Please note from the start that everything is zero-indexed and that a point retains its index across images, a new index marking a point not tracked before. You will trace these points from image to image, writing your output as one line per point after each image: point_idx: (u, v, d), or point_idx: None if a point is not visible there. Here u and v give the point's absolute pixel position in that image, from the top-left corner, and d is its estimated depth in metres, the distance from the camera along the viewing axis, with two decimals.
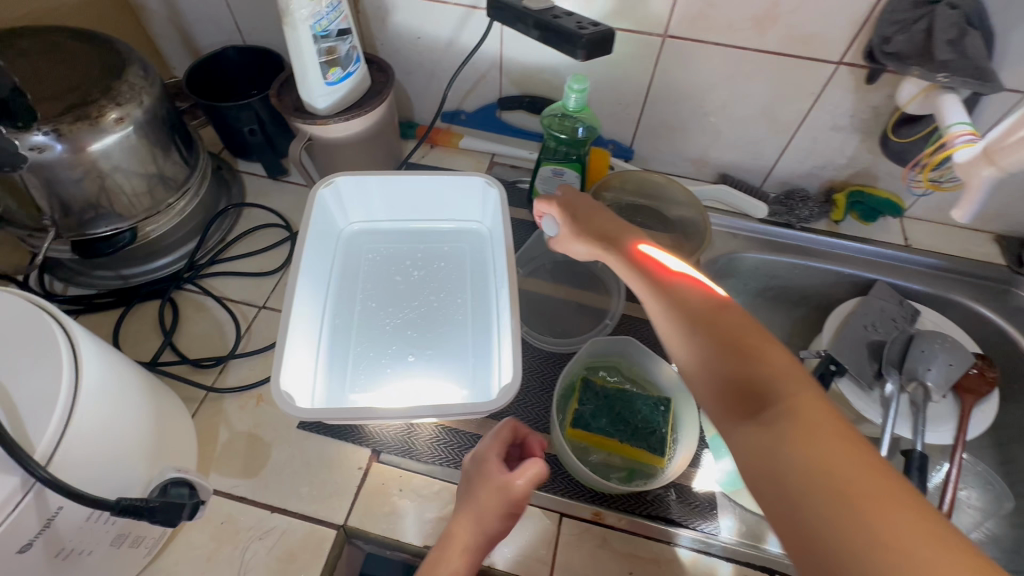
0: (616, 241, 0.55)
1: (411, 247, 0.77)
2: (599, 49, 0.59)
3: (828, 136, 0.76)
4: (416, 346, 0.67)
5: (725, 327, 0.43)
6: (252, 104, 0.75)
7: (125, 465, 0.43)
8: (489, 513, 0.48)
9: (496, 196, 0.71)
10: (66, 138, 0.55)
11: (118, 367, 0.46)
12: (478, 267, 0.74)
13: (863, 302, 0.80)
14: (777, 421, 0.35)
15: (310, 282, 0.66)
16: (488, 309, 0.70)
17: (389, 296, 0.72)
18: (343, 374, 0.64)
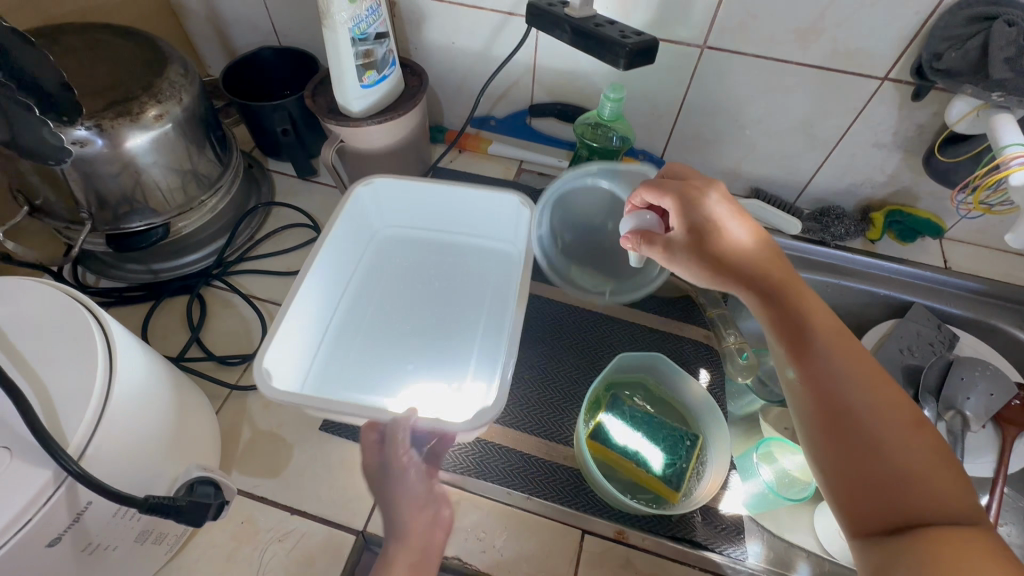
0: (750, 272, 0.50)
1: (439, 258, 0.76)
2: (640, 58, 0.58)
3: (868, 153, 0.74)
4: (422, 355, 0.67)
5: (882, 411, 0.41)
6: (286, 104, 0.75)
7: (154, 460, 0.43)
8: (384, 489, 0.46)
9: (529, 219, 0.69)
10: (107, 134, 0.56)
11: (150, 363, 0.46)
12: (505, 287, 0.73)
13: (898, 324, 0.77)
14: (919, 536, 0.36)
15: (326, 280, 0.67)
16: (504, 328, 0.69)
17: (405, 301, 0.72)
18: (334, 375, 0.65)
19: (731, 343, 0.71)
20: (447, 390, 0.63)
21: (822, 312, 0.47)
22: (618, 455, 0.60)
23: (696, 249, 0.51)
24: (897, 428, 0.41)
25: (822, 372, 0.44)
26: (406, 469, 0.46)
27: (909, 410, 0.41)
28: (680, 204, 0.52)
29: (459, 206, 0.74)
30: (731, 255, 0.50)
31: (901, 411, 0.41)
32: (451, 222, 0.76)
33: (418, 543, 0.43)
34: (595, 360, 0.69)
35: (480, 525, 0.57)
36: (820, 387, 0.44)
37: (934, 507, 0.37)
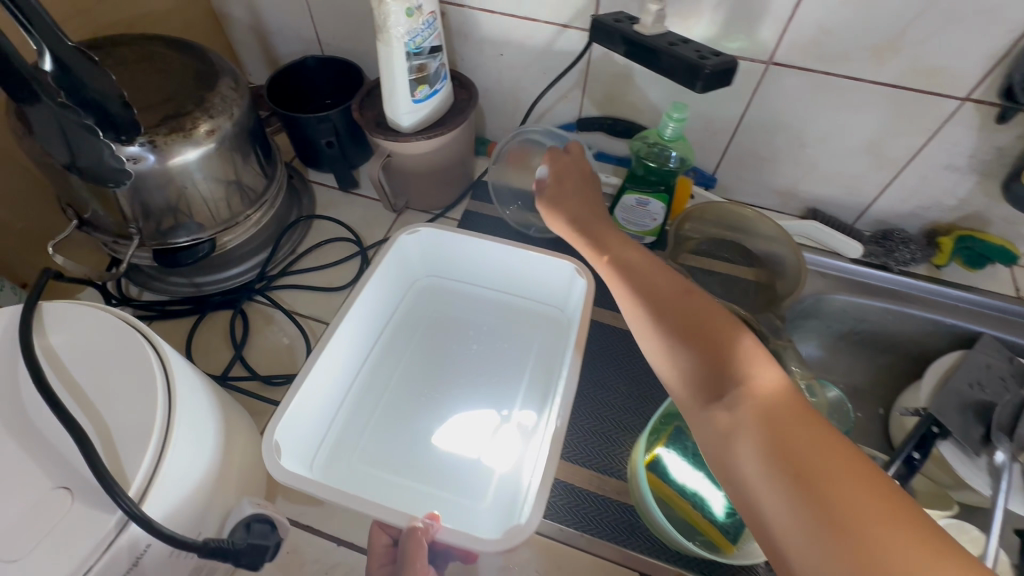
0: (589, 229, 0.62)
1: (477, 317, 0.72)
2: (717, 79, 0.57)
3: (939, 175, 0.70)
4: (452, 434, 0.63)
5: (683, 310, 0.49)
6: (331, 116, 0.74)
7: (211, 495, 0.42)
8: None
9: (582, 288, 0.64)
10: (160, 150, 0.55)
11: (205, 393, 0.44)
12: (553, 351, 0.69)
13: (965, 356, 0.73)
14: (735, 399, 0.41)
15: (350, 344, 0.63)
16: (546, 399, 0.65)
17: (436, 364, 0.68)
18: (355, 445, 0.62)
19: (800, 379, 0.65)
20: (494, 456, 0.61)
21: (629, 246, 0.58)
22: (672, 490, 0.58)
23: (563, 219, 0.64)
24: (696, 316, 0.48)
25: (637, 294, 0.52)
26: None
27: (697, 299, 0.50)
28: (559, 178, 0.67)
29: (504, 265, 0.69)
30: (580, 221, 0.63)
31: (695, 304, 0.49)
32: (489, 276, 0.72)
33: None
34: (646, 390, 0.66)
35: (529, 563, 0.55)
36: (644, 313, 0.50)
37: (742, 370, 0.43)
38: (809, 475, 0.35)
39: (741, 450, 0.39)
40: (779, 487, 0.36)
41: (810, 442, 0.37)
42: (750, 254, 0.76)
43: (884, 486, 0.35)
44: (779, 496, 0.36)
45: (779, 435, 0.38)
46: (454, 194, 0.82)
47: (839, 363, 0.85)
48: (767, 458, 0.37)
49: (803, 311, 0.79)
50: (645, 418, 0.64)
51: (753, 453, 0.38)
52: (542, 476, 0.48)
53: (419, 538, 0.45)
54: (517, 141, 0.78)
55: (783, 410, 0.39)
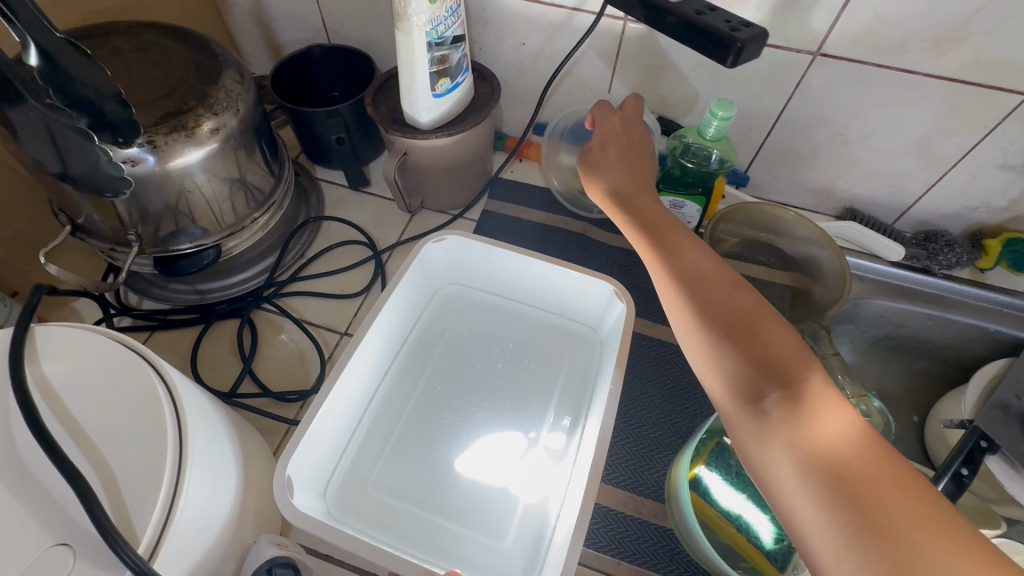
0: (620, 193, 0.55)
1: (502, 334, 0.68)
2: (750, 52, 0.52)
3: (990, 175, 0.66)
4: (478, 460, 0.59)
5: (717, 292, 0.43)
6: (341, 111, 0.69)
7: (228, 536, 0.38)
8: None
9: (620, 311, 0.60)
10: (160, 151, 0.50)
11: (219, 424, 0.40)
12: (584, 369, 0.65)
13: (1013, 364, 0.69)
14: (773, 399, 0.37)
15: (367, 364, 0.59)
16: (577, 421, 0.61)
17: (458, 382, 0.65)
18: (369, 472, 0.58)
19: (850, 395, 0.60)
20: (523, 485, 0.58)
21: (659, 214, 0.52)
22: (717, 514, 0.54)
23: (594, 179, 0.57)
24: (731, 300, 0.42)
25: (666, 269, 0.46)
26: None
27: (733, 280, 0.44)
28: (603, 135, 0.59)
29: (534, 279, 0.65)
30: (612, 183, 0.56)
31: (729, 285, 0.44)
32: (515, 288, 0.68)
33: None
34: (681, 405, 0.63)
35: None
36: (677, 283, 0.45)
37: (784, 366, 0.38)
38: (849, 485, 0.32)
39: (779, 457, 0.35)
40: (814, 494, 0.33)
41: (859, 455, 0.33)
42: (785, 257, 0.72)
43: (937, 506, 0.31)
44: (813, 503, 0.33)
45: (822, 441, 0.34)
46: (472, 193, 0.77)
47: (871, 369, 0.81)
48: (806, 463, 0.34)
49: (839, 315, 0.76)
50: (683, 436, 0.61)
51: (794, 462, 0.34)
52: (577, 515, 0.45)
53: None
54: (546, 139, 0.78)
55: (828, 415, 0.35)
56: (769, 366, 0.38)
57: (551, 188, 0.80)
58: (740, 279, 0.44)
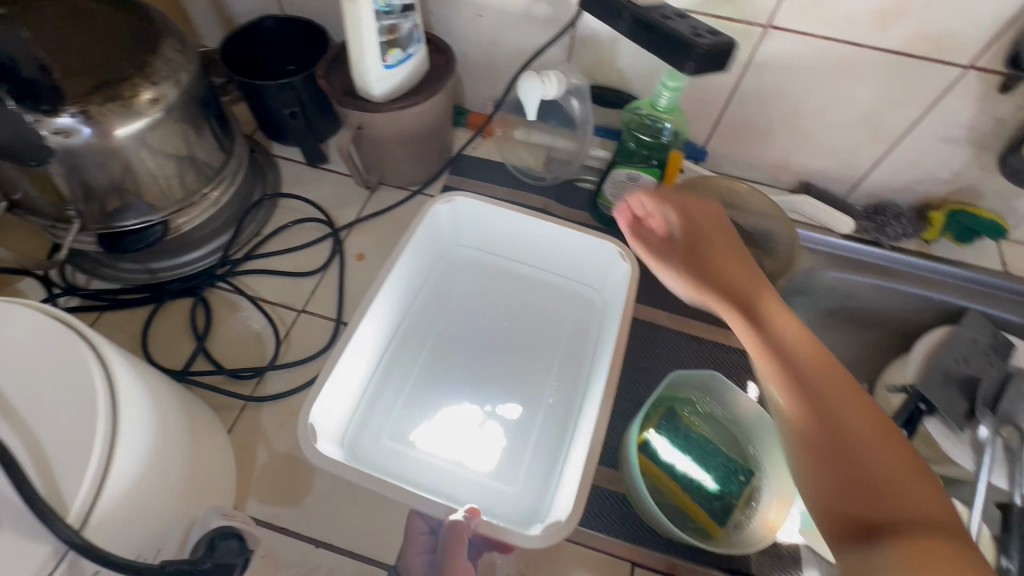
0: (722, 282, 0.47)
1: (510, 292, 0.70)
2: (710, 63, 0.53)
3: (936, 149, 0.68)
4: (450, 427, 0.61)
5: (845, 417, 0.39)
6: (295, 84, 0.68)
7: (169, 508, 0.38)
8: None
9: (625, 273, 0.62)
10: (94, 122, 0.49)
11: (159, 399, 0.40)
12: (583, 332, 0.67)
13: (952, 332, 0.73)
14: (888, 547, 0.34)
15: (381, 321, 0.61)
16: (579, 380, 0.64)
17: (467, 341, 0.66)
18: (380, 427, 0.60)
19: None
20: (476, 458, 0.59)
21: (791, 320, 0.44)
22: (661, 471, 0.57)
23: (680, 259, 0.50)
24: (868, 435, 0.38)
25: (789, 381, 0.42)
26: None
27: (869, 407, 0.40)
28: (690, 219, 0.51)
29: (538, 240, 0.66)
30: (713, 266, 0.49)
31: (869, 416, 0.39)
32: (522, 250, 0.69)
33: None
34: (636, 376, 0.64)
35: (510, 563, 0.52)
36: (797, 401, 0.41)
37: (911, 515, 0.35)
38: None
39: None
40: None
41: None
42: (740, 231, 0.74)
43: None
44: None
45: None
46: (432, 169, 0.77)
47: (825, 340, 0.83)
48: None
49: (793, 288, 0.78)
50: (639, 404, 0.62)
51: None
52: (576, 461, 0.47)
53: (459, 534, 0.42)
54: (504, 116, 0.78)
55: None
56: (864, 459, 0.37)
57: (503, 163, 0.81)
58: (878, 411, 0.40)
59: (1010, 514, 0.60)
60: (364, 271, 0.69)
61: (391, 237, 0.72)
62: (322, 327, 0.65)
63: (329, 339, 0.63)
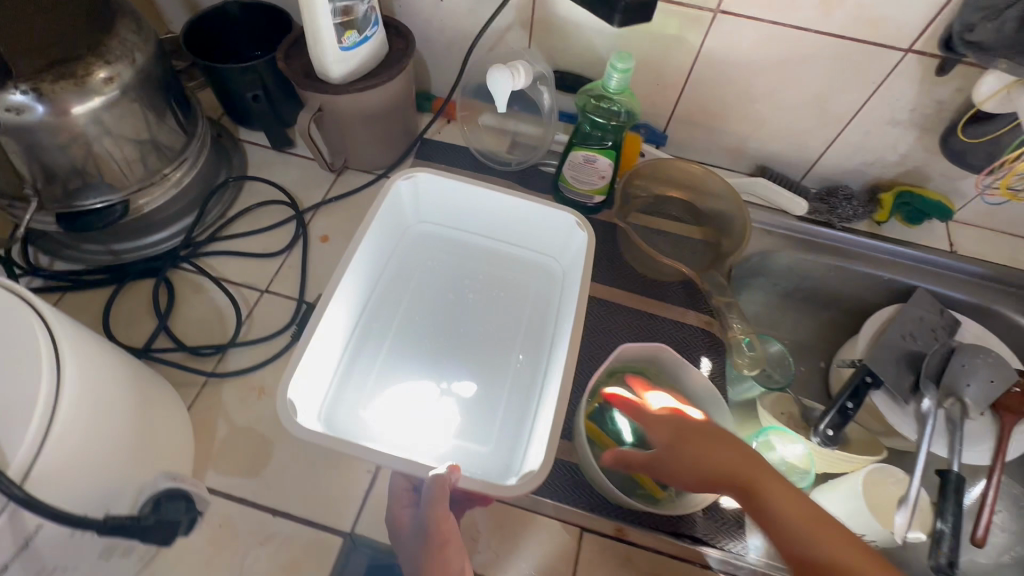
0: (719, 475, 0.46)
1: (474, 267, 0.73)
2: (636, 15, 0.60)
3: (883, 131, 0.70)
4: (421, 398, 0.63)
5: None
6: (256, 67, 0.68)
7: (115, 470, 0.39)
8: (419, 555, 0.45)
9: (582, 241, 0.65)
10: (48, 100, 0.49)
11: (105, 367, 0.41)
12: (545, 300, 0.71)
13: (901, 309, 0.75)
14: None
15: (351, 294, 0.63)
16: (542, 346, 0.67)
17: (436, 313, 0.69)
18: (358, 398, 0.62)
19: (739, 333, 0.66)
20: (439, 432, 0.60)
21: (792, 501, 0.44)
22: (611, 440, 0.59)
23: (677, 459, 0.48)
24: None
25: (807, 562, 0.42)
26: (447, 541, 0.45)
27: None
28: (673, 425, 0.50)
29: (500, 213, 0.69)
30: (704, 452, 0.47)
31: None
32: (484, 224, 0.72)
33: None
34: (592, 352, 0.66)
35: (477, 524, 0.54)
36: None
37: None
38: None
39: None
40: None
41: None
42: (697, 212, 0.76)
43: None
44: None
45: None
46: (396, 153, 0.78)
47: (784, 320, 0.86)
48: None
49: (750, 269, 0.80)
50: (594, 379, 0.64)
51: None
52: None
53: (440, 484, 0.45)
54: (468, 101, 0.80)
55: None
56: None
57: (467, 148, 0.82)
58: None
59: (946, 481, 0.63)
60: (328, 252, 0.71)
61: (355, 219, 0.73)
62: (284, 306, 0.66)
63: (291, 317, 0.64)
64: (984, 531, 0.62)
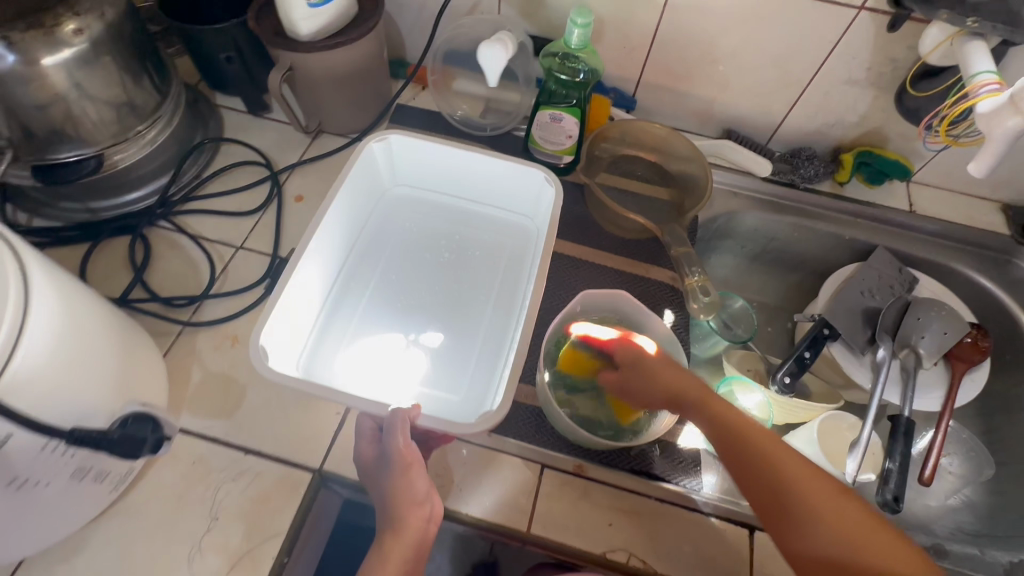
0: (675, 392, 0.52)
1: (451, 228, 0.73)
2: None
3: (841, 91, 0.72)
4: (394, 350, 0.64)
5: (812, 485, 0.44)
6: (229, 28, 0.70)
7: (84, 391, 0.42)
8: (387, 480, 0.47)
9: (552, 197, 0.65)
10: (18, 48, 0.51)
11: (72, 296, 0.43)
12: (519, 259, 0.71)
13: (862, 266, 0.77)
14: None
15: (327, 251, 0.64)
16: (515, 302, 0.68)
17: (412, 272, 0.70)
18: (335, 350, 0.63)
19: (695, 280, 0.67)
20: (407, 379, 0.62)
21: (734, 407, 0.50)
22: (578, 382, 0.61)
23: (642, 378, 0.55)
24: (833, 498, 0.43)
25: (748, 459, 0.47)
26: (412, 464, 0.47)
27: (825, 477, 0.45)
28: (637, 352, 0.57)
29: (474, 172, 0.70)
30: (665, 372, 0.53)
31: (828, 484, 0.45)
32: (460, 185, 0.73)
33: (412, 538, 0.45)
34: (560, 305, 0.68)
35: (449, 458, 0.56)
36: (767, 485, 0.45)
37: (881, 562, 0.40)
38: None
39: None
40: None
41: None
42: (665, 172, 0.78)
43: None
44: None
45: None
46: (370, 116, 0.79)
47: (753, 281, 0.89)
48: None
49: (718, 231, 0.82)
50: None
51: None
52: None
53: (401, 417, 0.47)
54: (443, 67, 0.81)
55: None
56: (819, 522, 0.43)
57: (441, 112, 0.84)
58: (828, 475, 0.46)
59: (897, 424, 0.66)
60: (302, 210, 0.72)
61: (329, 179, 0.75)
62: (259, 262, 0.67)
63: (265, 271, 0.66)
64: (931, 471, 0.64)
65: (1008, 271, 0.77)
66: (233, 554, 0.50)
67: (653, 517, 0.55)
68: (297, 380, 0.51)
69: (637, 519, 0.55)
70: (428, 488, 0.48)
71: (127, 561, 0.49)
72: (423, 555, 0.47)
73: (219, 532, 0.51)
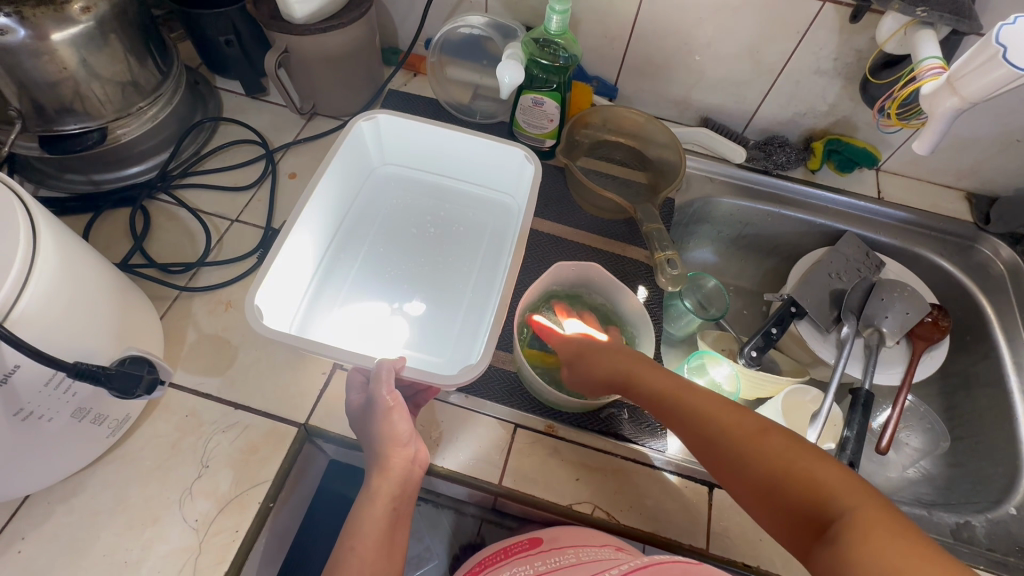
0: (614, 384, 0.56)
1: (436, 205, 0.77)
2: None
3: (811, 80, 0.76)
4: (380, 315, 0.68)
5: (738, 433, 0.47)
6: (228, 12, 0.73)
7: (83, 334, 0.45)
8: (372, 424, 0.51)
9: (531, 173, 0.69)
10: (29, 23, 0.55)
11: (75, 248, 0.46)
12: (502, 235, 0.74)
13: (831, 250, 0.80)
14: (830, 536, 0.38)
15: (317, 222, 0.67)
16: (496, 275, 0.71)
17: (398, 246, 0.73)
18: (324, 315, 0.67)
19: (663, 254, 0.70)
20: (393, 340, 0.66)
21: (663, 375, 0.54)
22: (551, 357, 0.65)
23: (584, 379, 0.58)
24: (758, 439, 0.45)
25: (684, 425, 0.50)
26: (393, 408, 0.50)
27: (752, 422, 0.47)
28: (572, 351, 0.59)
29: (458, 151, 0.73)
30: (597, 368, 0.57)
31: (752, 426, 0.47)
32: (445, 164, 0.76)
33: (397, 477, 0.49)
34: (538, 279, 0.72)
35: (428, 416, 0.60)
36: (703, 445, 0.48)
37: (818, 493, 0.41)
38: None
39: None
40: None
41: (894, 547, 0.36)
42: (644, 159, 0.82)
43: None
44: None
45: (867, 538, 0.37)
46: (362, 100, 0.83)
47: (730, 266, 0.92)
48: None
49: (695, 215, 0.85)
50: None
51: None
52: None
53: (385, 369, 0.50)
54: (437, 56, 0.83)
55: (871, 532, 0.37)
56: (753, 464, 0.44)
57: (432, 99, 0.87)
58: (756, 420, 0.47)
59: (857, 397, 0.69)
60: (296, 187, 0.76)
61: (322, 158, 0.79)
62: (253, 234, 0.71)
63: (258, 242, 0.70)
64: (887, 442, 0.67)
65: (970, 256, 0.80)
66: (222, 499, 0.53)
67: (619, 474, 0.59)
68: (286, 334, 0.54)
69: (603, 475, 0.58)
70: (411, 430, 0.51)
71: (122, 502, 0.52)
72: (408, 495, 0.50)
73: (209, 479, 0.54)
